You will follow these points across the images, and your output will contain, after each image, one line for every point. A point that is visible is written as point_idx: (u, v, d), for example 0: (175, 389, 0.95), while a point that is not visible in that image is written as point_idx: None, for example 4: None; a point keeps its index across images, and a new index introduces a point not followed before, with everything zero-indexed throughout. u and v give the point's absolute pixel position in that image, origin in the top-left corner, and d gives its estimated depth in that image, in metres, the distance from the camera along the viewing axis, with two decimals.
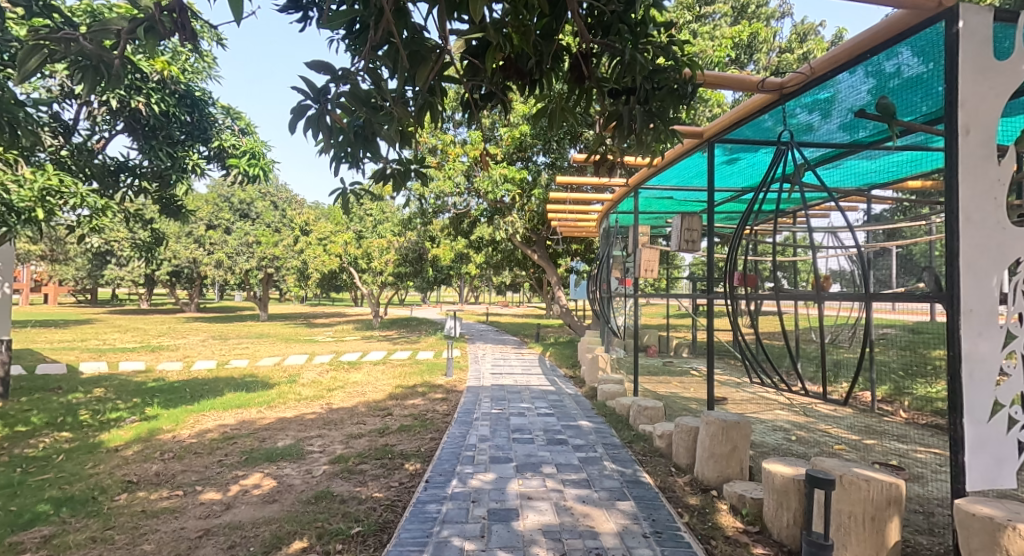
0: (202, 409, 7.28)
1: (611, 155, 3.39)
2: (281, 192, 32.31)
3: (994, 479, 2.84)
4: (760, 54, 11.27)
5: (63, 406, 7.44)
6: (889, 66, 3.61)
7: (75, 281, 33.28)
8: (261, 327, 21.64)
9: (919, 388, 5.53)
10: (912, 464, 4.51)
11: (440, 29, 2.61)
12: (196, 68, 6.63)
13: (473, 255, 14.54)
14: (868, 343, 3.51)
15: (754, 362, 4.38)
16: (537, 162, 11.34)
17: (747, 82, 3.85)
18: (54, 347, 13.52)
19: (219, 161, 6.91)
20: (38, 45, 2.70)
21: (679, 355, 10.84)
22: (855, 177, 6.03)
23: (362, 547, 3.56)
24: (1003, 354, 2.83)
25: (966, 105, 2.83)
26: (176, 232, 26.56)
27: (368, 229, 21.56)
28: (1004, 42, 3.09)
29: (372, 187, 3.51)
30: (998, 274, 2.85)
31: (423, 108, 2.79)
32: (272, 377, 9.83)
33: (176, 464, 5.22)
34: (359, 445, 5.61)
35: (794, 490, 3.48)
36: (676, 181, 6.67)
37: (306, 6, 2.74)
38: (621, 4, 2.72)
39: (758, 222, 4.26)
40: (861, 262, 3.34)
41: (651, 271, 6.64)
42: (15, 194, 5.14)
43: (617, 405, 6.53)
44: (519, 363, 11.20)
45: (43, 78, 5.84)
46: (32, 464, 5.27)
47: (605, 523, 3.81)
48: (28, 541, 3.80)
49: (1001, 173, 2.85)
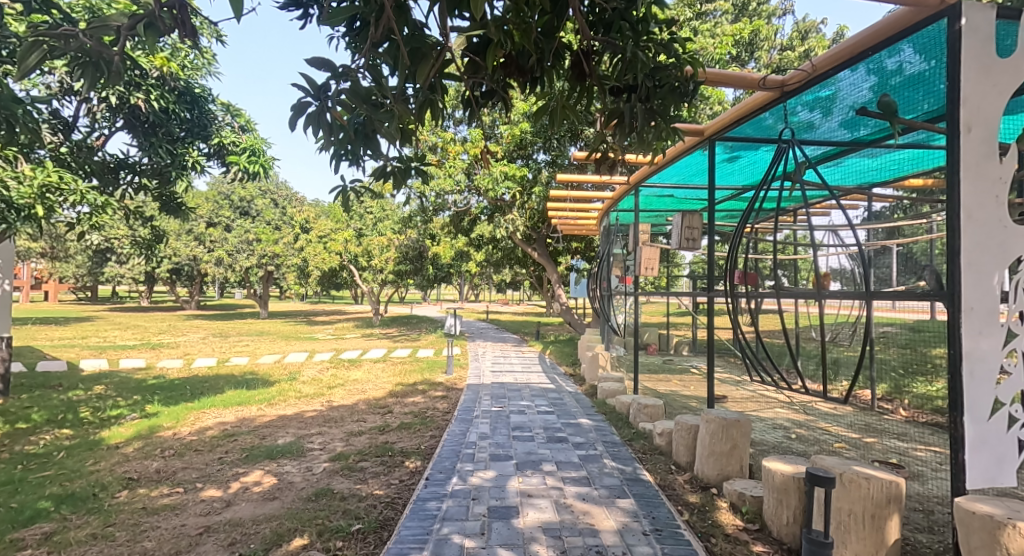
0: (202, 407, 7.29)
1: (611, 153, 3.37)
2: (281, 191, 32.32)
3: (994, 477, 2.84)
4: (761, 52, 11.22)
5: (63, 403, 7.46)
6: (891, 63, 3.60)
7: (76, 279, 33.43)
8: (258, 326, 20.67)
9: (919, 387, 5.46)
10: (912, 462, 4.52)
11: (442, 26, 2.60)
12: (195, 64, 6.63)
13: (474, 253, 14.57)
14: (868, 341, 3.50)
15: (755, 361, 4.36)
16: (538, 159, 11.33)
17: (748, 81, 3.83)
18: (55, 344, 13.59)
19: (218, 158, 6.90)
20: (38, 42, 2.66)
21: (680, 353, 10.86)
22: (856, 175, 6.04)
23: (362, 545, 3.56)
24: (1003, 352, 2.82)
25: (968, 103, 2.82)
26: (176, 229, 26.60)
27: (369, 227, 21.65)
28: (1007, 39, 3.08)
29: (372, 185, 3.49)
30: (999, 272, 2.84)
31: (424, 106, 2.75)
32: (272, 375, 9.85)
33: (176, 461, 5.23)
34: (359, 443, 5.62)
35: (795, 487, 3.48)
36: (676, 179, 6.67)
37: (306, 3, 2.73)
38: (622, 2, 2.73)
39: (759, 220, 4.24)
40: (862, 260, 3.40)
41: (651, 270, 6.62)
42: (15, 190, 5.12)
43: (617, 404, 6.53)
44: (519, 361, 11.20)
45: (43, 75, 5.85)
46: (33, 461, 5.29)
47: (604, 521, 3.82)
48: (28, 538, 3.80)
49: (1003, 171, 2.84)
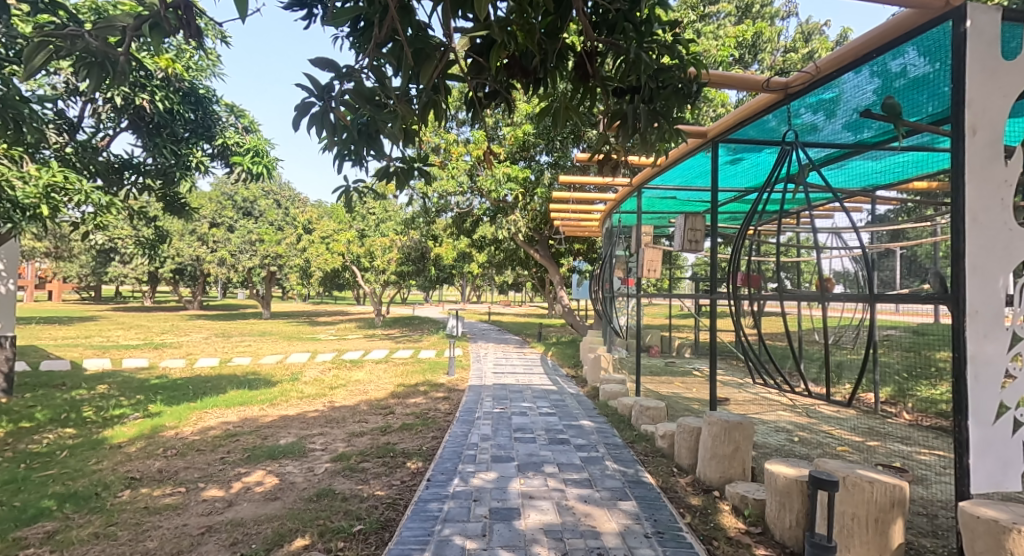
0: (205, 406, 7.31)
1: (615, 154, 3.33)
2: (286, 193, 32.45)
3: (999, 481, 2.82)
4: (765, 54, 11.23)
5: (67, 402, 7.50)
6: (895, 66, 3.60)
7: (79, 278, 33.86)
8: (260, 327, 20.61)
9: (923, 390, 5.38)
10: (916, 466, 4.49)
11: (445, 26, 2.60)
12: (200, 66, 6.67)
13: (476, 254, 14.68)
14: (872, 343, 3.44)
15: (757, 364, 4.25)
16: (540, 161, 11.24)
17: (752, 82, 3.84)
18: (58, 343, 13.70)
19: (223, 159, 6.95)
20: (44, 42, 2.66)
21: (681, 355, 10.88)
22: (859, 177, 5.99)
23: (364, 546, 3.56)
24: (1008, 356, 2.80)
25: (973, 105, 2.81)
26: (180, 230, 26.70)
27: (370, 228, 21.74)
28: (1012, 42, 3.06)
29: (375, 186, 3.47)
30: (1003, 276, 2.83)
31: (428, 106, 2.71)
32: (274, 375, 9.93)
33: (178, 461, 5.23)
34: (361, 443, 5.62)
35: (798, 491, 3.47)
36: (679, 181, 6.66)
37: (310, 4, 2.73)
38: (626, 3, 2.73)
39: (762, 222, 4.11)
40: (865, 263, 3.17)
41: (654, 271, 6.57)
42: (21, 190, 5.13)
43: (619, 406, 6.53)
44: (521, 363, 11.14)
45: (48, 76, 5.90)
46: (36, 460, 5.29)
47: (607, 523, 3.80)
48: (31, 537, 3.81)
49: (1008, 174, 2.83)
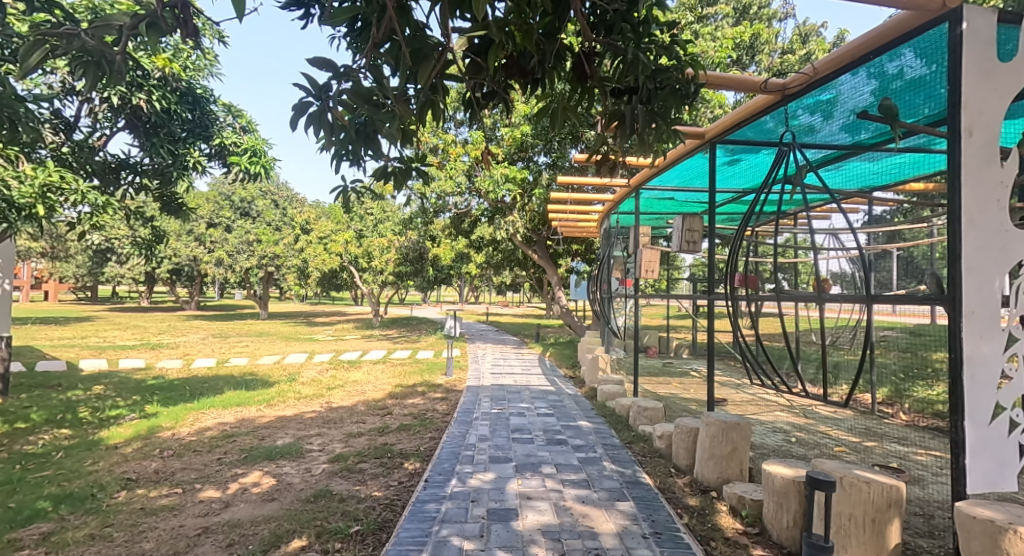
0: (202, 407, 7.29)
1: (612, 155, 3.33)
2: (284, 193, 32.41)
3: (995, 481, 2.82)
4: (762, 55, 11.25)
5: (63, 402, 7.48)
6: (892, 67, 3.60)
7: (76, 278, 33.77)
8: (257, 327, 20.58)
9: (919, 390, 5.50)
10: (912, 466, 4.50)
11: (444, 26, 2.59)
12: (197, 65, 6.66)
13: (474, 255, 14.69)
14: (869, 343, 3.45)
15: (754, 364, 4.26)
16: (538, 162, 11.25)
17: (749, 83, 3.85)
18: (54, 343, 13.70)
19: (220, 159, 6.93)
20: (40, 41, 2.65)
21: (679, 356, 10.89)
22: (855, 178, 6.01)
23: (361, 546, 3.55)
24: (1005, 357, 2.81)
25: (969, 107, 2.82)
26: (177, 230, 26.64)
27: (368, 228, 21.72)
28: (1008, 44, 3.06)
29: (373, 186, 3.46)
30: (1000, 277, 2.84)
31: (426, 106, 2.71)
32: (272, 375, 9.92)
33: (175, 462, 5.21)
34: (358, 444, 5.61)
35: (795, 491, 3.48)
36: (677, 181, 6.67)
37: (307, 3, 2.73)
38: (624, 4, 2.73)
39: (760, 223, 4.11)
40: (862, 263, 3.18)
41: (652, 272, 6.57)
42: (17, 190, 5.11)
43: (617, 406, 6.52)
44: (519, 363, 11.17)
45: (45, 75, 5.88)
46: (32, 460, 5.28)
47: (604, 524, 3.80)
48: (27, 538, 3.80)
49: (1004, 175, 2.83)
